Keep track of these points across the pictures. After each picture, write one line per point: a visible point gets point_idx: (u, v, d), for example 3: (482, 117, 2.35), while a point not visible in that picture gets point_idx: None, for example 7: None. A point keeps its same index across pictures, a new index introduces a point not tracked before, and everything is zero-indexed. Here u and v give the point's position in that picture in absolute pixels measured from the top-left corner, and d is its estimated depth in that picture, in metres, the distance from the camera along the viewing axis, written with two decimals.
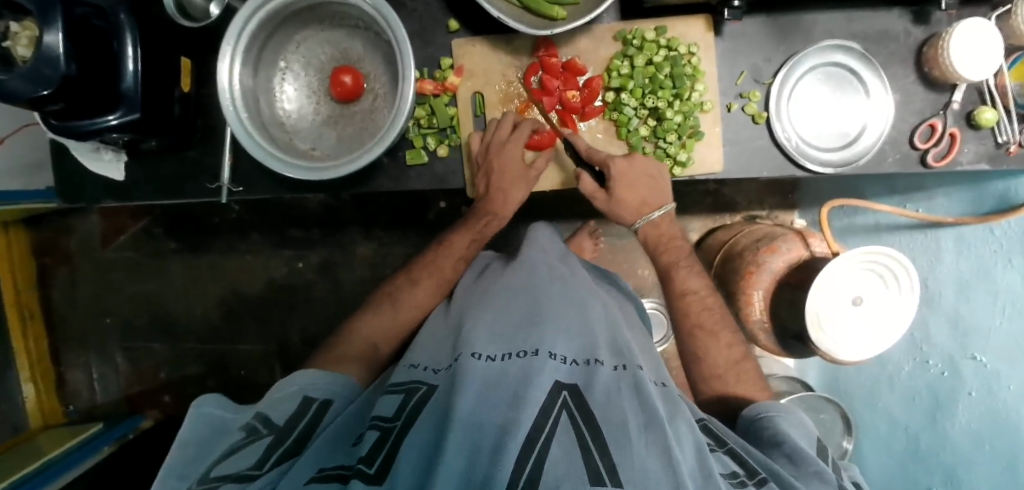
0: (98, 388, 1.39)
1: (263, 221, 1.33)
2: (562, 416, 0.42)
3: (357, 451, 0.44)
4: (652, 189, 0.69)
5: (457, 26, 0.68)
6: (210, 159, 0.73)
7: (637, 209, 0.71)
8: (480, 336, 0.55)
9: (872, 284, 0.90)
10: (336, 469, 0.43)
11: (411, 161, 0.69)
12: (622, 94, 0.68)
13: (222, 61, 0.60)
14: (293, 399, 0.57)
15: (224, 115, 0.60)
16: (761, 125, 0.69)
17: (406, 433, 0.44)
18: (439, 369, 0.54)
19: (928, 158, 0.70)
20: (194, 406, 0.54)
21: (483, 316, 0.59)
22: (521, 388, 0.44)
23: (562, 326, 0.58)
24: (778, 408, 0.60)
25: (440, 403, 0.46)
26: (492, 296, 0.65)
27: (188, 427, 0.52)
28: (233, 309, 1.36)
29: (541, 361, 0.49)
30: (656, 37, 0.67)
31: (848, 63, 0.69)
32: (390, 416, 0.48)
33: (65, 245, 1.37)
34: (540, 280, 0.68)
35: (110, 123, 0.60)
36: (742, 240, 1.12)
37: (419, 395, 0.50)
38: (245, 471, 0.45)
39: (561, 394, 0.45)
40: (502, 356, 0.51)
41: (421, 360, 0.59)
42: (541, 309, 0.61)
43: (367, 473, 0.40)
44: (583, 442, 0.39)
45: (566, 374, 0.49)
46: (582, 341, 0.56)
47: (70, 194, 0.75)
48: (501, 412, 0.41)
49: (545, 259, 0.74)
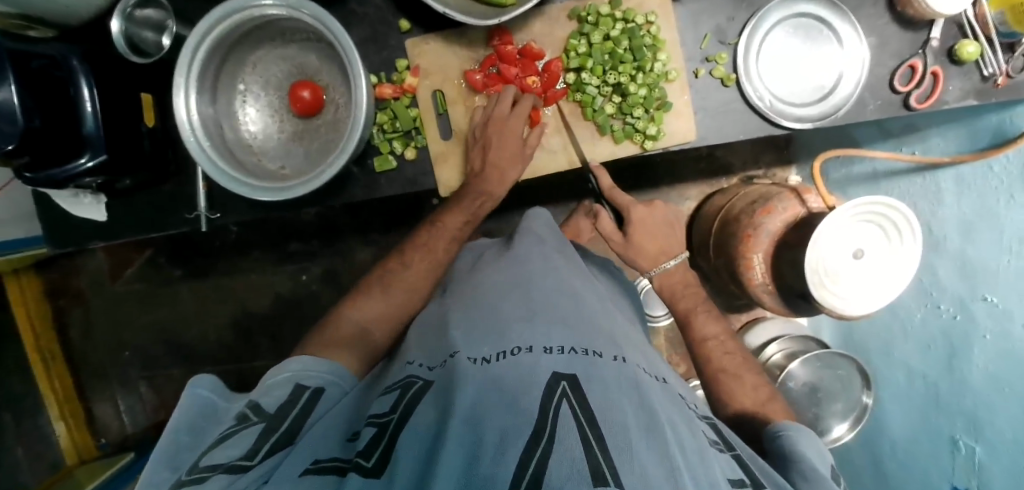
0: (126, 418, 1.43)
1: (262, 237, 1.35)
2: (562, 406, 0.40)
3: (354, 446, 0.44)
4: (667, 238, 0.84)
5: (408, 25, 0.67)
6: (187, 189, 0.74)
7: (654, 257, 0.83)
8: (472, 335, 0.54)
9: (873, 237, 0.88)
10: (332, 461, 0.42)
11: (379, 168, 0.68)
12: (583, 74, 0.66)
13: (177, 93, 0.60)
14: (284, 389, 0.57)
15: (186, 146, 0.60)
16: (732, 88, 0.67)
17: (405, 426, 0.43)
18: (434, 367, 0.53)
19: (910, 101, 0.67)
20: (186, 389, 0.56)
21: (475, 314, 0.59)
22: (520, 390, 0.43)
23: (557, 319, 0.56)
24: (795, 427, 0.60)
25: (439, 399, 0.45)
26: (483, 292, 0.64)
27: (182, 409, 0.54)
28: (244, 327, 1.39)
29: (535, 358, 0.48)
30: (611, 11, 0.65)
31: (816, 12, 0.67)
32: (385, 412, 0.47)
33: (76, 284, 1.41)
34: (529, 272, 0.66)
35: (84, 166, 0.61)
36: (738, 204, 1.10)
37: (414, 389, 0.50)
38: (237, 461, 0.45)
39: (561, 384, 0.44)
40: (497, 357, 0.49)
41: (417, 356, 0.58)
42: (534, 302, 0.60)
43: (364, 467, 0.40)
44: (584, 435, 0.37)
45: (564, 365, 0.47)
46: (578, 331, 0.55)
47: (59, 239, 0.77)
48: (501, 415, 0.39)
49: (541, 249, 0.74)
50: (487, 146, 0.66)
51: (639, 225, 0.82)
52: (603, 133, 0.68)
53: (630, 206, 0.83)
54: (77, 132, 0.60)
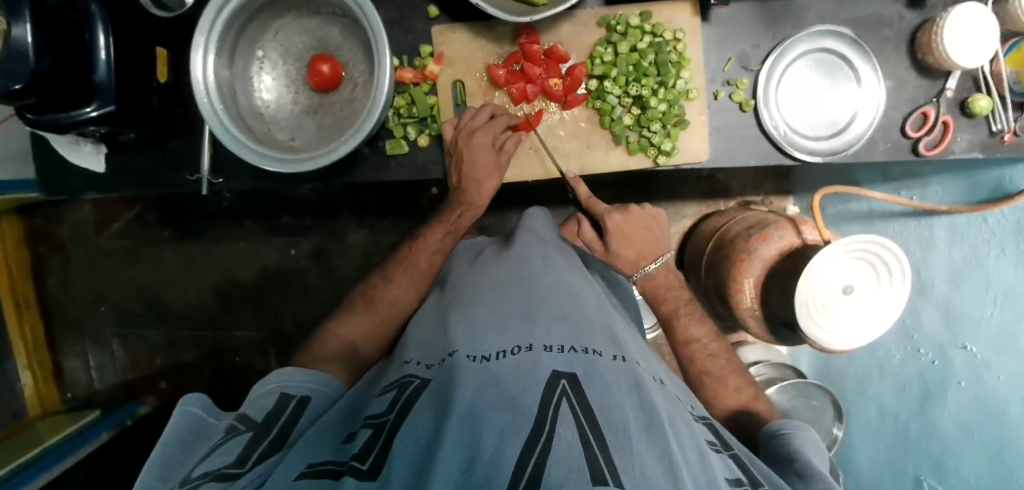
0: (95, 375, 1.40)
1: (256, 207, 1.33)
2: (562, 404, 0.41)
3: (349, 448, 0.44)
4: (649, 242, 0.78)
5: (437, 12, 0.66)
6: (192, 150, 0.73)
7: (635, 262, 0.78)
8: (473, 333, 0.55)
9: (864, 274, 0.89)
10: (326, 464, 0.42)
11: (391, 151, 0.68)
12: (606, 82, 0.66)
13: (195, 52, 0.58)
14: (270, 398, 0.56)
15: (198, 106, 0.59)
16: (749, 113, 0.68)
17: (400, 427, 0.43)
18: (433, 364, 0.54)
19: (919, 147, 0.68)
20: (177, 408, 0.55)
21: (476, 312, 0.59)
22: (520, 390, 0.43)
23: (559, 318, 0.56)
24: (793, 426, 0.62)
25: (437, 398, 0.45)
26: (484, 290, 0.64)
27: (172, 425, 0.53)
28: (227, 295, 1.37)
29: (536, 356, 0.48)
30: (640, 23, 0.65)
31: (839, 49, 0.67)
32: (381, 412, 0.47)
33: (58, 233, 1.37)
34: (532, 270, 0.67)
35: (89, 115, 0.60)
36: (735, 227, 1.11)
37: (411, 389, 0.50)
38: (225, 468, 0.44)
39: (561, 382, 0.44)
40: (496, 355, 0.49)
41: (413, 355, 0.58)
42: (535, 299, 0.60)
43: (360, 469, 0.39)
44: (584, 435, 0.37)
45: (565, 364, 0.47)
46: (578, 331, 0.55)
47: (52, 186, 0.75)
48: (500, 416, 0.40)
49: (540, 249, 0.73)
50: (460, 163, 0.65)
51: (617, 233, 0.77)
52: (618, 144, 0.68)
53: (606, 214, 0.77)
54: (87, 80, 0.58)
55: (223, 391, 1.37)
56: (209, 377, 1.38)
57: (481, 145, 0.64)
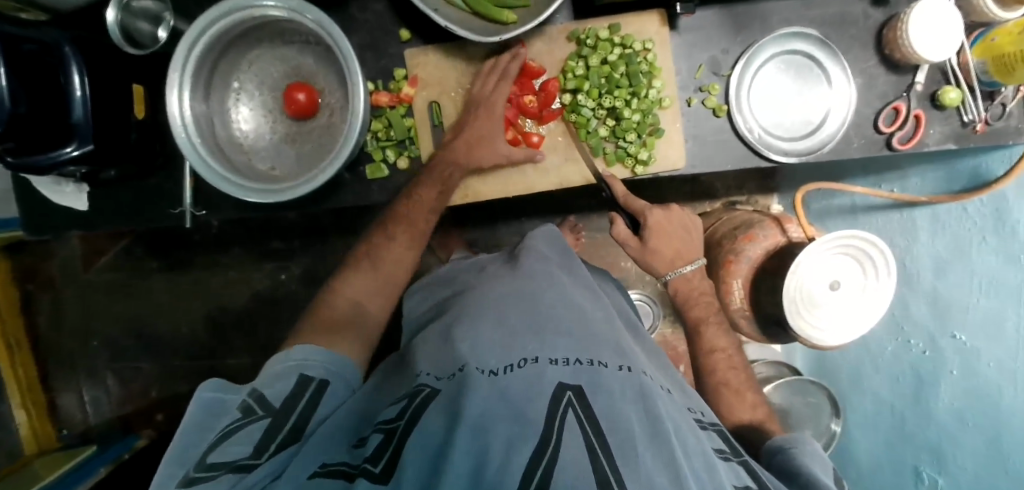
0: (89, 409, 1.38)
1: (245, 234, 1.33)
2: (567, 416, 0.41)
3: (362, 451, 0.43)
4: (683, 242, 0.82)
5: (408, 35, 0.66)
6: (173, 183, 0.73)
7: (671, 261, 0.81)
8: (477, 343, 0.54)
9: (851, 270, 0.90)
10: (339, 465, 0.42)
11: (371, 175, 0.68)
12: (579, 95, 0.66)
13: (169, 90, 0.59)
14: (288, 378, 0.53)
15: (177, 142, 0.60)
16: (722, 118, 0.69)
17: (412, 431, 0.42)
18: (444, 377, 0.50)
19: (893, 141, 0.70)
20: (194, 393, 0.53)
21: (481, 322, 0.57)
22: (528, 404, 0.42)
23: (564, 332, 0.55)
24: (798, 440, 0.62)
25: (445, 407, 0.43)
26: (489, 302, 0.62)
27: (191, 411, 0.51)
28: (220, 323, 1.36)
29: (541, 368, 0.48)
30: (609, 35, 0.65)
31: (808, 51, 0.69)
32: (393, 418, 0.46)
33: (46, 269, 1.35)
34: (534, 283, 0.65)
35: (70, 155, 0.60)
36: (721, 228, 1.10)
37: (422, 397, 0.47)
38: (245, 460, 0.43)
39: (566, 394, 0.44)
40: (504, 370, 0.48)
41: (424, 367, 0.54)
42: (538, 312, 0.59)
43: (373, 472, 0.40)
44: (588, 441, 0.39)
45: (570, 375, 0.47)
46: (585, 342, 0.54)
47: (36, 225, 0.75)
48: (506, 428, 0.39)
49: (544, 265, 0.72)
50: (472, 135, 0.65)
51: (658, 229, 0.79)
52: (596, 155, 0.68)
53: (644, 210, 0.79)
54: (64, 119, 0.59)
55: None
56: None
57: (451, 177, 0.66)
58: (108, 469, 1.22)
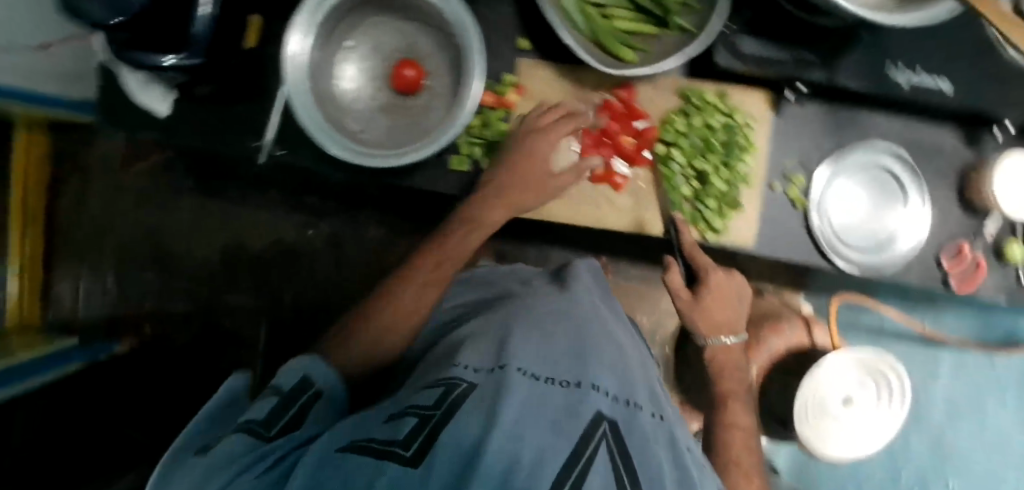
0: (81, 301, 1.36)
1: (285, 181, 1.32)
2: (603, 444, 0.41)
3: (396, 430, 0.41)
4: (732, 310, 0.72)
5: (527, 45, 0.67)
6: (259, 116, 0.73)
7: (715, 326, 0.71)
8: (525, 348, 0.53)
9: (867, 391, 0.91)
10: (364, 442, 0.39)
11: (453, 166, 0.68)
12: (673, 149, 0.67)
13: (292, 31, 0.59)
14: (295, 370, 0.52)
15: (285, 83, 0.60)
16: (799, 210, 0.70)
17: (450, 421, 0.40)
18: (482, 372, 0.50)
19: (950, 281, 0.71)
20: (225, 381, 0.56)
21: (529, 331, 0.57)
22: (566, 415, 0.43)
23: (607, 362, 0.56)
24: None
25: (489, 404, 0.42)
26: (538, 314, 0.62)
27: (216, 397, 0.53)
28: (235, 259, 1.36)
29: (583, 393, 0.47)
30: (716, 101, 0.67)
31: (895, 170, 0.70)
32: (429, 406, 0.44)
33: (84, 157, 1.35)
34: (582, 312, 0.66)
35: (166, 62, 0.60)
36: (748, 309, 1.09)
37: (459, 392, 0.46)
38: (256, 426, 0.43)
39: (604, 422, 0.44)
40: (545, 379, 0.48)
41: (464, 359, 0.54)
42: (585, 339, 0.59)
43: (403, 456, 0.36)
44: (619, 474, 0.39)
45: (609, 407, 0.47)
46: (624, 378, 0.55)
47: (112, 116, 0.75)
48: (547, 435, 0.39)
49: (589, 298, 0.72)
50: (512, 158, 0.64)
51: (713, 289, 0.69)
52: (672, 210, 0.69)
53: (707, 268, 0.68)
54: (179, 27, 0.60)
55: (206, 352, 1.35)
56: (195, 334, 1.36)
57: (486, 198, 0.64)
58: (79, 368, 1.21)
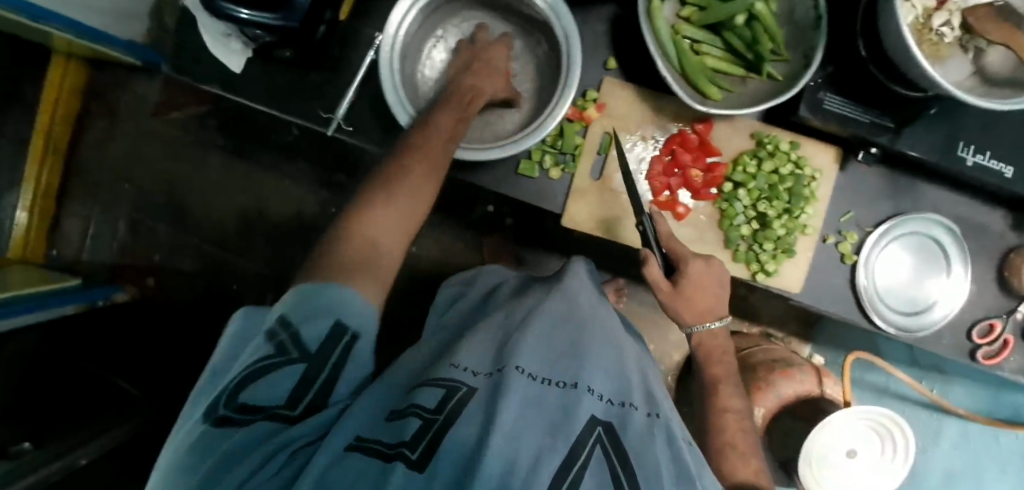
0: (88, 244, 1.33)
1: (316, 154, 1.30)
2: (596, 451, 0.37)
3: (398, 431, 0.37)
4: (714, 298, 0.64)
5: (615, 65, 0.69)
6: (333, 89, 0.74)
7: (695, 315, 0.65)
8: (519, 349, 0.49)
9: (873, 445, 0.92)
10: (374, 443, 0.36)
11: (521, 171, 0.69)
12: (740, 190, 0.69)
13: (396, 12, 0.61)
14: (324, 316, 0.42)
15: (380, 60, 0.60)
16: (847, 265, 0.72)
17: (447, 427, 0.36)
18: (480, 374, 0.45)
19: (978, 352, 0.73)
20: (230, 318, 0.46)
21: (523, 329, 0.53)
22: (561, 417, 0.39)
23: (603, 360, 0.51)
24: None
25: (479, 409, 0.38)
26: (533, 311, 0.58)
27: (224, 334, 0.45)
28: (253, 224, 1.33)
29: (579, 395, 0.43)
30: (788, 150, 0.68)
31: (941, 240, 0.72)
32: (430, 408, 0.40)
33: (116, 97, 1.33)
34: (582, 309, 0.61)
35: (243, 16, 0.59)
36: (757, 354, 1.07)
37: (456, 394, 0.42)
38: (279, 408, 0.37)
39: (598, 427, 0.40)
40: (541, 381, 0.44)
41: (463, 361, 0.49)
42: (583, 336, 0.54)
43: (410, 459, 0.33)
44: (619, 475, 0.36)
45: (603, 411, 0.43)
46: (619, 377, 0.50)
47: (180, 66, 0.74)
48: (539, 437, 0.36)
49: (586, 294, 0.65)
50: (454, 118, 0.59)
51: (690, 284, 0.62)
52: (727, 247, 0.70)
53: (685, 258, 0.62)
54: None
55: (208, 314, 1.32)
56: (199, 294, 1.32)
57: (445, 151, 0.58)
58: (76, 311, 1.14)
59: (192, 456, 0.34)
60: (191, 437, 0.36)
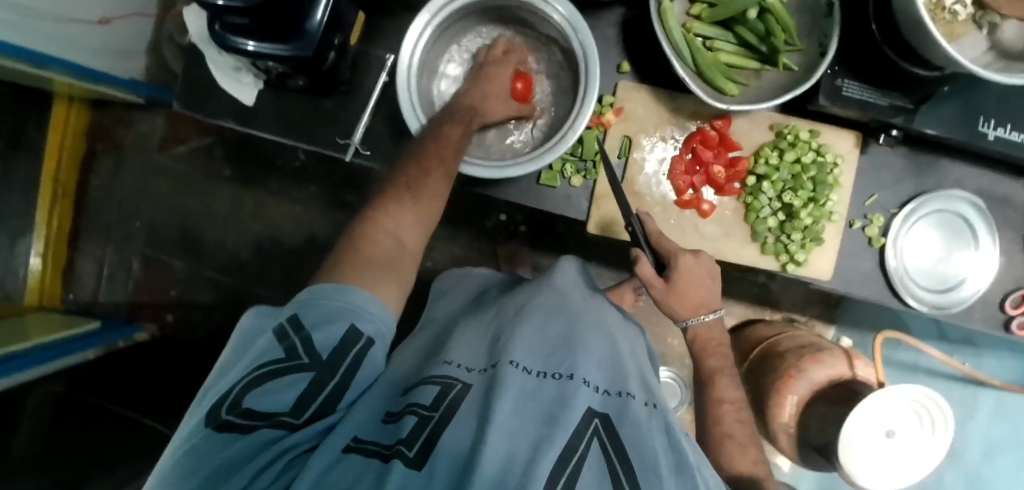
0: (104, 284, 1.34)
1: (325, 176, 1.30)
2: (592, 445, 0.36)
3: (395, 430, 0.37)
4: (706, 289, 0.64)
5: (629, 68, 0.70)
6: (348, 114, 0.74)
7: (688, 308, 0.64)
8: (517, 344, 0.48)
9: (908, 421, 0.91)
10: (368, 442, 0.36)
11: (544, 181, 0.70)
12: (764, 182, 0.69)
13: (411, 35, 0.62)
14: (341, 321, 0.43)
15: (398, 87, 0.62)
16: (875, 248, 0.71)
17: (446, 427, 0.37)
18: (475, 370, 0.46)
19: (1014, 324, 0.71)
20: (245, 316, 0.46)
21: (520, 325, 0.53)
22: (556, 409, 0.39)
23: (598, 353, 0.51)
24: None
25: (475, 407, 0.39)
26: (527, 307, 0.58)
27: (236, 336, 0.44)
28: (266, 251, 1.33)
29: (575, 387, 0.42)
30: (809, 138, 0.68)
31: (966, 215, 0.72)
32: (428, 405, 0.40)
33: (120, 136, 1.33)
34: (574, 303, 0.61)
35: (247, 48, 0.59)
36: (784, 342, 1.09)
37: (453, 392, 0.41)
38: (282, 414, 0.37)
39: (594, 420, 0.39)
40: (540, 373, 0.44)
41: (457, 357, 0.49)
42: (576, 328, 0.54)
43: (407, 456, 0.33)
44: (613, 469, 0.35)
45: (600, 402, 0.42)
46: (617, 371, 0.50)
47: (192, 103, 0.75)
48: (532, 429, 0.36)
49: (577, 290, 0.65)
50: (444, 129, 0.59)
51: (680, 277, 0.62)
52: (755, 239, 0.70)
53: (674, 254, 0.62)
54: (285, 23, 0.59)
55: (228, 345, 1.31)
56: (218, 325, 1.32)
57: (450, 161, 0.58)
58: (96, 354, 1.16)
59: (193, 458, 0.33)
60: (190, 441, 0.35)
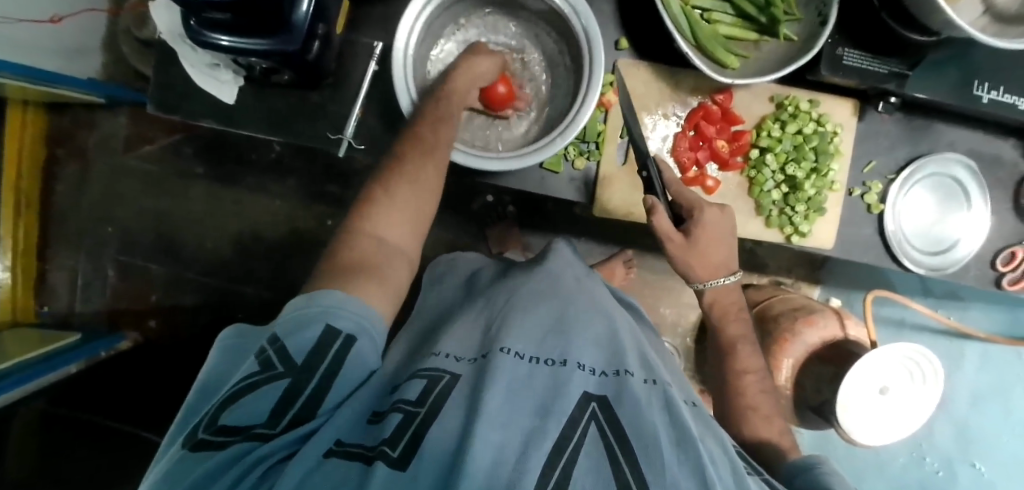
0: (79, 295, 1.28)
1: (305, 168, 1.25)
2: (588, 428, 0.35)
3: (379, 431, 0.35)
4: (722, 249, 0.63)
5: (627, 45, 0.68)
6: (337, 107, 0.70)
7: (704, 267, 0.63)
8: (508, 333, 0.47)
9: (901, 377, 0.95)
10: (354, 447, 0.34)
11: (548, 165, 0.68)
12: (767, 155, 0.69)
13: (404, 26, 0.59)
14: (315, 324, 0.40)
15: (395, 83, 0.60)
16: (874, 214, 0.72)
17: (434, 421, 0.35)
18: (465, 361, 0.45)
19: (1003, 280, 0.73)
20: (214, 344, 0.43)
21: (511, 315, 0.52)
22: (550, 396, 0.38)
23: (593, 336, 0.49)
24: None
25: (464, 397, 0.37)
26: (518, 295, 0.57)
27: (212, 360, 0.41)
28: (248, 249, 1.28)
29: (568, 372, 0.41)
30: (809, 109, 0.68)
31: (958, 177, 0.74)
32: (414, 401, 0.38)
33: (83, 139, 1.26)
34: (566, 287, 0.60)
35: (219, 41, 0.54)
36: (776, 306, 1.09)
37: (443, 384, 0.40)
38: (260, 428, 0.34)
39: (590, 404, 0.38)
40: (530, 359, 0.43)
41: (445, 348, 0.48)
42: (568, 313, 0.53)
43: (389, 456, 0.31)
44: (609, 448, 0.33)
45: (595, 384, 0.41)
46: (613, 350, 0.48)
47: (166, 103, 0.70)
48: (524, 419, 0.35)
49: (570, 271, 0.65)
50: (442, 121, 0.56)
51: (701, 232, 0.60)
52: (759, 213, 0.71)
53: (697, 205, 0.61)
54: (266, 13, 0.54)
55: None
56: (205, 328, 1.27)
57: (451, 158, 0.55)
58: (79, 368, 1.08)
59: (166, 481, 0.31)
60: (166, 465, 0.33)
